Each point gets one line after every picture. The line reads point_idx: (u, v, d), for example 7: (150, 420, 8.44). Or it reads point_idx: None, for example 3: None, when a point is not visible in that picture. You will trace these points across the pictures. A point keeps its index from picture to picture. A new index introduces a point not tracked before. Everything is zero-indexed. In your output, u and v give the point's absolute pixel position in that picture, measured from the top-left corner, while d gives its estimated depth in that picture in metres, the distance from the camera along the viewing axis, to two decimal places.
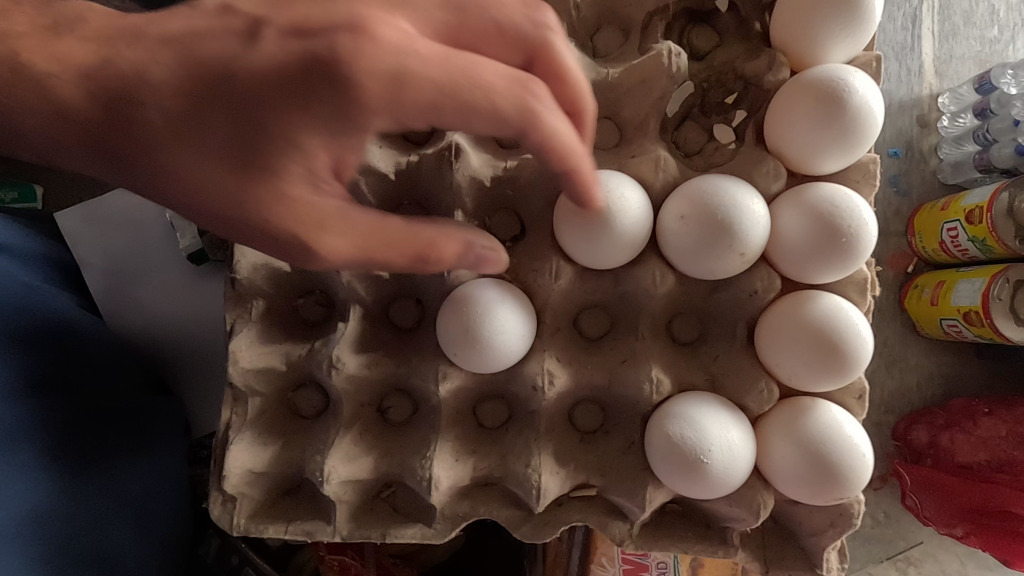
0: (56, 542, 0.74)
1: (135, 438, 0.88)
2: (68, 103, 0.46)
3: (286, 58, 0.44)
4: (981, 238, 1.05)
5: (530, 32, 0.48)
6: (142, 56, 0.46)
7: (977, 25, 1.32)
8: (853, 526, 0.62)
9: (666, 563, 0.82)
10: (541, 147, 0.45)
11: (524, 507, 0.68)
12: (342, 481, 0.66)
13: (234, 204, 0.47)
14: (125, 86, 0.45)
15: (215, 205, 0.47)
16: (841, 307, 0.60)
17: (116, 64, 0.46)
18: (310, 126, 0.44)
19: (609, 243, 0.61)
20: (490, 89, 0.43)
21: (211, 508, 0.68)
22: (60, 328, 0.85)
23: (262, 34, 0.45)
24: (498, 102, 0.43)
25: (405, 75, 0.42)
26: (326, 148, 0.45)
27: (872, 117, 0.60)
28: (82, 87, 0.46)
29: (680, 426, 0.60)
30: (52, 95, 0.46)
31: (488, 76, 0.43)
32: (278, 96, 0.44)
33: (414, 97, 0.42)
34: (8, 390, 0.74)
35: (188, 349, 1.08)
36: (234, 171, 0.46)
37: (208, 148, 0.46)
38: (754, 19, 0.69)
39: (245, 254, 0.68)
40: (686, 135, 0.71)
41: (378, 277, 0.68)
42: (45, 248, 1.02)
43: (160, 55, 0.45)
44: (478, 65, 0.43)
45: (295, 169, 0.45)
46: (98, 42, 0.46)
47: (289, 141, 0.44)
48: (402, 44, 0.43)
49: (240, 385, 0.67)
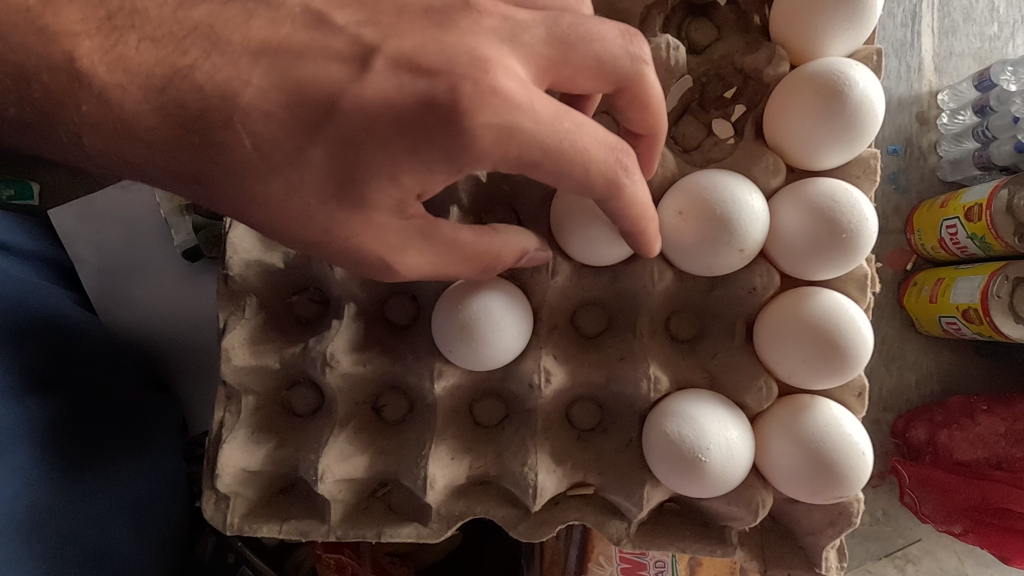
0: (51, 542, 0.73)
1: (133, 436, 0.87)
2: (148, 119, 0.47)
3: (400, 98, 0.46)
4: (980, 235, 1.04)
5: (624, 66, 0.49)
6: (238, 82, 0.47)
7: (977, 22, 1.31)
8: (852, 524, 0.61)
9: (664, 562, 0.81)
10: (621, 212, 0.50)
11: (520, 506, 0.67)
12: (337, 480, 0.65)
13: (323, 223, 0.50)
14: (220, 113, 0.47)
15: (306, 222, 0.50)
16: (841, 304, 0.60)
17: (209, 90, 0.47)
18: (416, 168, 0.47)
19: (602, 242, 0.60)
20: (585, 154, 0.47)
21: (204, 507, 0.67)
22: (56, 325, 0.84)
23: (374, 67, 0.46)
24: (597, 171, 0.47)
25: (521, 121, 0.45)
26: (424, 182, 0.48)
27: (872, 112, 0.59)
28: (178, 110, 0.47)
29: (678, 424, 0.59)
30: (128, 110, 0.47)
31: (588, 144, 0.46)
32: (393, 137, 0.46)
33: (522, 148, 0.46)
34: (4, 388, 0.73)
35: (183, 347, 1.07)
36: (325, 196, 0.49)
37: (299, 174, 0.48)
38: (753, 13, 0.68)
39: (237, 250, 0.67)
40: (685, 131, 0.70)
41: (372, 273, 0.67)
42: (39, 246, 1.01)
43: (262, 82, 0.47)
44: (582, 126, 0.46)
45: (389, 200, 0.49)
46: (180, 61, 0.47)
47: (391, 176, 0.47)
48: (508, 94, 0.45)
49: (233, 383, 0.67)
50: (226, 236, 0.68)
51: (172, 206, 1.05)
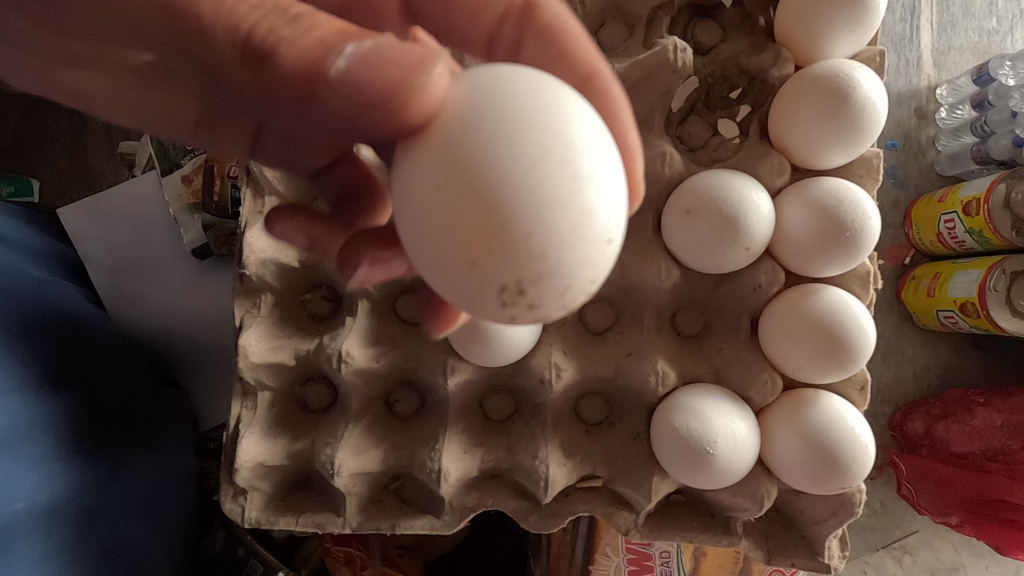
0: (72, 532, 0.74)
1: (146, 431, 0.89)
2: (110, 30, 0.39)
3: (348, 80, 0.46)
4: (978, 229, 1.06)
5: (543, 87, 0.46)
6: None
7: (975, 17, 1.32)
8: (854, 514, 0.63)
9: (670, 553, 0.85)
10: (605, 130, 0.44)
11: (530, 499, 0.69)
12: (352, 474, 0.66)
13: None
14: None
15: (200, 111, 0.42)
16: (844, 300, 0.61)
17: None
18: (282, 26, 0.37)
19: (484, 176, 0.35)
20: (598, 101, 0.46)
21: (223, 502, 0.68)
22: (70, 320, 0.86)
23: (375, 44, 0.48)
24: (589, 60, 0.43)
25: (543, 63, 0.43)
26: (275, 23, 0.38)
27: (876, 113, 0.60)
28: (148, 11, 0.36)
29: (685, 417, 0.61)
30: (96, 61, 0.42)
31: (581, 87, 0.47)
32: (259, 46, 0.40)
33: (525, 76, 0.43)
34: (13, 383, 0.73)
35: (194, 345, 1.08)
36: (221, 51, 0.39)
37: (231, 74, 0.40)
38: (758, 14, 0.69)
39: (253, 250, 0.68)
40: (690, 130, 0.71)
41: None
42: (46, 243, 1.00)
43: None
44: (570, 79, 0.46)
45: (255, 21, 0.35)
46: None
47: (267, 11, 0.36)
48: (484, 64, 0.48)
49: (250, 379, 0.68)
50: (242, 235, 0.69)
51: (181, 204, 1.06)
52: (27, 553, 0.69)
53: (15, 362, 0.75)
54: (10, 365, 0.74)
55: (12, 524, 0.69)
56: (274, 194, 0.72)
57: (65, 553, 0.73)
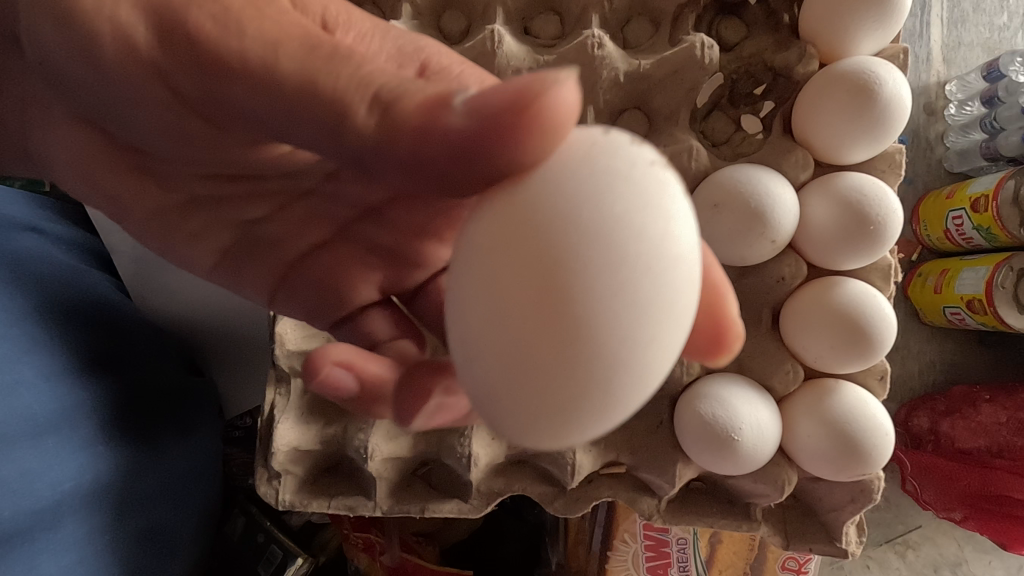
0: (109, 530, 0.67)
1: (183, 417, 0.81)
2: None
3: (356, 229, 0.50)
4: (986, 226, 1.08)
5: None
6: None
7: (986, 12, 1.33)
8: (872, 501, 0.65)
9: (686, 538, 0.86)
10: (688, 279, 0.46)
11: (555, 484, 0.71)
12: (384, 458, 0.69)
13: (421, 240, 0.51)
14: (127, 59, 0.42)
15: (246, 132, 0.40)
16: (867, 291, 0.63)
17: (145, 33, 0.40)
18: None
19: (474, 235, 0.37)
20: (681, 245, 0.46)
21: (258, 485, 0.70)
22: (101, 305, 0.76)
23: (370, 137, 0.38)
24: None
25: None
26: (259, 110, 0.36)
27: (901, 109, 0.62)
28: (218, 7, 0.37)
29: (711, 405, 0.62)
30: None
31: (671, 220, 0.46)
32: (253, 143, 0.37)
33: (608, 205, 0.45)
34: (45, 369, 0.64)
35: (228, 325, 1.00)
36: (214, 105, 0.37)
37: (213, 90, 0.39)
38: (782, 12, 0.70)
39: (284, 341, 0.71)
40: (714, 126, 0.73)
41: (317, 353, 0.72)
42: (62, 225, 0.91)
43: None
44: None
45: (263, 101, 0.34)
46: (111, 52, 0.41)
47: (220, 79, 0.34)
48: None
49: (284, 367, 0.71)
50: (274, 326, 0.72)
51: None
52: (65, 555, 0.63)
53: (44, 349, 0.65)
54: (38, 350, 0.64)
55: (48, 517, 0.61)
56: (298, 374, 0.72)
57: (105, 548, 0.67)
